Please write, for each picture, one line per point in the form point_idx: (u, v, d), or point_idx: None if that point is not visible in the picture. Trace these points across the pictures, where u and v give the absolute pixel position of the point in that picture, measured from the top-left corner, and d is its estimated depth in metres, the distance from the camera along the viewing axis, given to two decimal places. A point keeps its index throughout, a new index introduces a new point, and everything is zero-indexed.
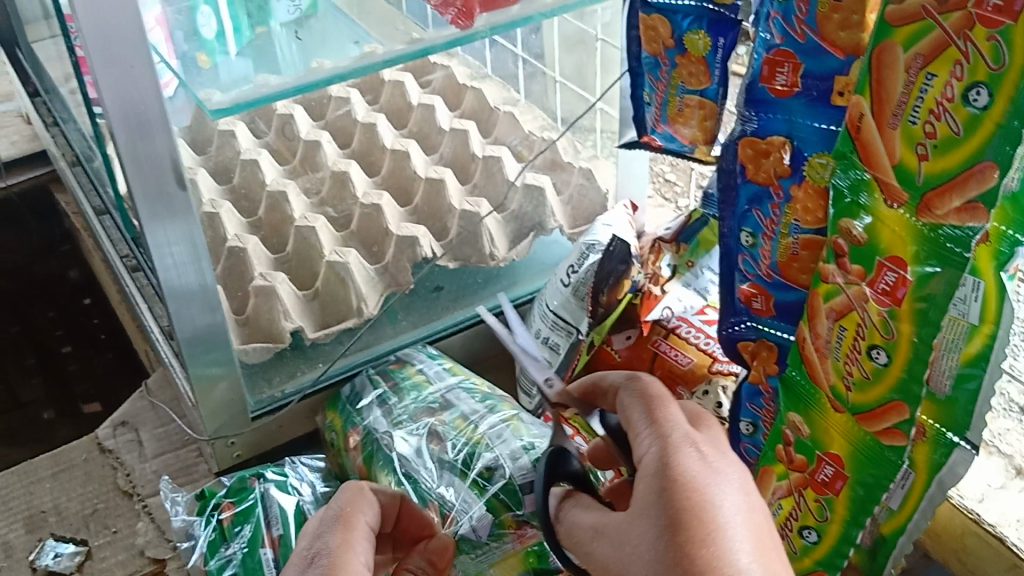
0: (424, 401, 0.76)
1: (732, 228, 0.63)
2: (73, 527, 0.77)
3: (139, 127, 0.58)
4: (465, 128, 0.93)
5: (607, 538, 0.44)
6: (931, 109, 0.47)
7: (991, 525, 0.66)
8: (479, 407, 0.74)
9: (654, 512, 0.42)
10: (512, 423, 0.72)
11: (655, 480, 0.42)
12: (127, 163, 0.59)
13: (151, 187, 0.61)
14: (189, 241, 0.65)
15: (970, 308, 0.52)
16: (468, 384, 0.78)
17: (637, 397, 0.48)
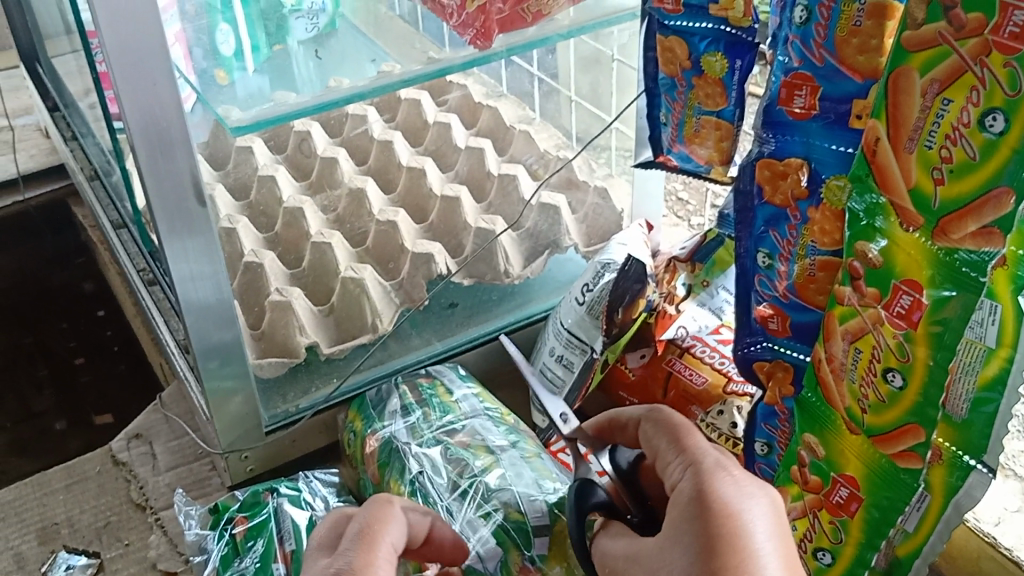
0: (446, 423, 0.74)
1: (749, 248, 0.63)
2: (86, 539, 0.77)
3: (159, 143, 0.59)
4: (480, 146, 0.94)
5: (640, 562, 0.45)
6: (947, 134, 0.48)
7: (1008, 549, 0.66)
8: (501, 438, 0.72)
9: (688, 535, 0.43)
10: (534, 458, 0.69)
11: (689, 504, 0.44)
12: (149, 180, 0.60)
13: (170, 202, 0.62)
14: (208, 257, 0.66)
15: (987, 331, 0.52)
16: (493, 413, 0.76)
17: (662, 428, 0.50)
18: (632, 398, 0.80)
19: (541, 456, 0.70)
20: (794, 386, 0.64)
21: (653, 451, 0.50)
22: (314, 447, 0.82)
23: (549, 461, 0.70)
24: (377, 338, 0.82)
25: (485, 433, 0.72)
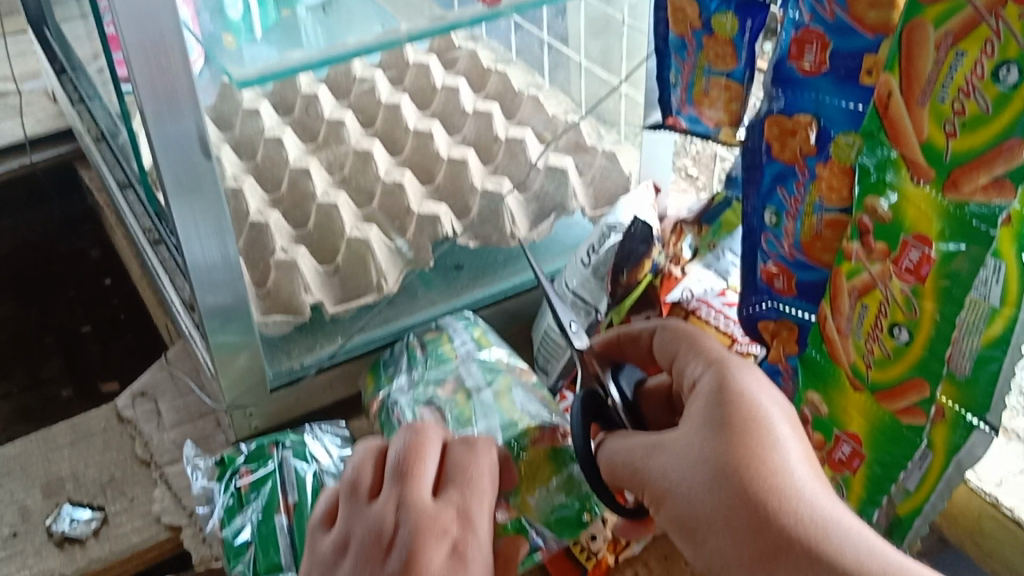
0: (437, 375, 0.73)
1: (756, 207, 0.63)
2: (90, 493, 0.78)
3: (167, 102, 0.58)
4: (489, 109, 0.94)
5: (660, 450, 0.49)
6: (960, 88, 0.47)
7: (1009, 508, 0.66)
8: (479, 379, 0.72)
9: (717, 418, 0.48)
10: (505, 400, 0.69)
11: (717, 395, 0.49)
12: (155, 139, 0.60)
13: (178, 161, 0.61)
14: (216, 215, 0.66)
15: (992, 290, 0.51)
16: (487, 359, 0.74)
17: (680, 336, 0.55)
18: None
19: (514, 396, 0.70)
20: (799, 345, 0.64)
21: (668, 360, 0.56)
22: (318, 406, 0.82)
23: (522, 399, 0.69)
24: (382, 299, 0.82)
25: (466, 378, 0.72)
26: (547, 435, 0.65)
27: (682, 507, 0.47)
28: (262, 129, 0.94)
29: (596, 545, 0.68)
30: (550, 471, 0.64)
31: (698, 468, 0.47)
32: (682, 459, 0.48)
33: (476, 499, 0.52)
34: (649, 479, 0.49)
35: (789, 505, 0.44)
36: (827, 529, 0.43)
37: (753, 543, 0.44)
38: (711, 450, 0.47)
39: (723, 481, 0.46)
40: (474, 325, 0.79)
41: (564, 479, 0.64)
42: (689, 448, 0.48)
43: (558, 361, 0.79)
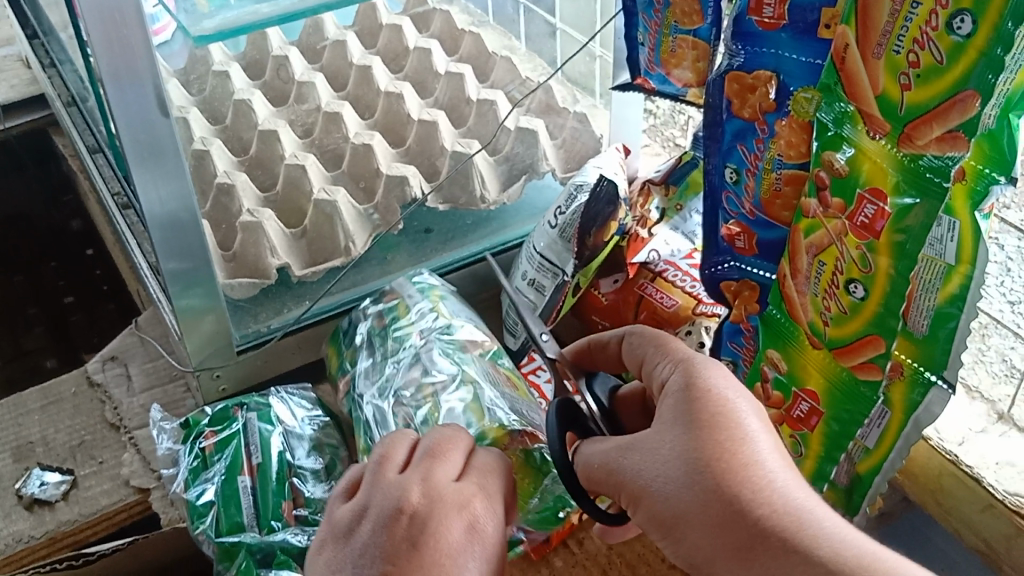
0: (398, 361, 0.71)
1: (716, 164, 0.62)
2: (60, 457, 0.78)
3: (123, 65, 0.58)
4: (461, 71, 0.93)
5: (627, 451, 0.46)
6: (915, 38, 0.47)
7: (969, 466, 0.67)
8: (443, 370, 0.68)
9: (684, 416, 0.45)
10: (471, 398, 0.65)
11: (684, 392, 0.46)
12: (115, 106, 0.59)
13: (138, 127, 0.61)
14: (180, 183, 0.65)
15: (947, 248, 0.52)
16: (447, 336, 0.72)
17: (648, 338, 0.52)
18: (605, 323, 0.80)
19: (478, 392, 0.66)
20: (761, 304, 0.64)
21: (635, 365, 0.52)
22: (287, 369, 0.82)
23: (487, 398, 0.65)
24: (349, 262, 0.81)
25: (431, 367, 0.69)
26: (515, 441, 0.62)
27: (660, 508, 0.44)
28: (232, 92, 0.93)
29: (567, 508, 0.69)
30: (532, 480, 0.62)
31: (670, 471, 0.44)
32: (651, 460, 0.45)
33: (499, 497, 0.50)
34: (621, 482, 0.46)
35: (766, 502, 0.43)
36: (809, 524, 0.42)
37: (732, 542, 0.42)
38: (683, 452, 0.44)
39: (698, 484, 0.43)
40: (429, 288, 0.77)
41: (545, 485, 0.62)
42: (659, 448, 0.45)
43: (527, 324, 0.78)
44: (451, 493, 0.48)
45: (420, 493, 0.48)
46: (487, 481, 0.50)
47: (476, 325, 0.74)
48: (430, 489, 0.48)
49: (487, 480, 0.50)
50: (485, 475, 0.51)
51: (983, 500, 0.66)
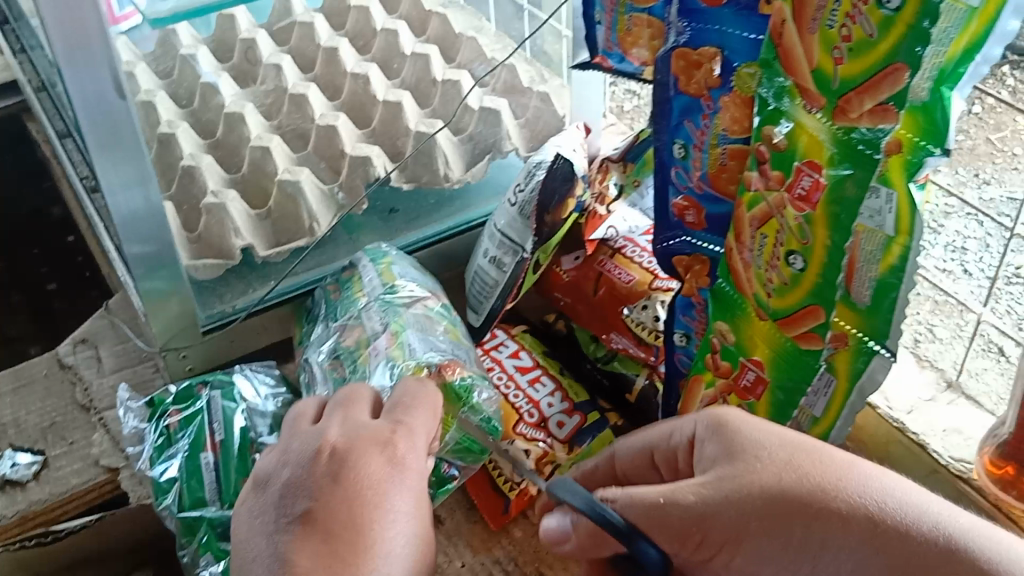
0: (342, 321, 0.75)
1: (664, 141, 0.63)
2: (31, 438, 0.79)
3: (79, 48, 0.58)
4: (427, 52, 0.93)
5: (711, 495, 0.45)
6: (848, 13, 0.48)
7: (915, 434, 0.70)
8: (377, 323, 0.72)
9: (755, 453, 0.46)
10: (396, 344, 0.69)
11: (731, 434, 0.48)
12: (72, 88, 0.59)
13: (96, 109, 0.61)
14: (139, 165, 0.66)
15: (886, 219, 0.53)
16: (389, 294, 0.74)
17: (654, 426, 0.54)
18: (565, 300, 0.81)
19: (405, 337, 0.69)
20: (711, 277, 0.66)
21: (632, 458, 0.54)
22: (252, 348, 0.84)
23: (411, 340, 0.69)
24: (313, 243, 0.83)
25: (367, 323, 0.73)
26: (432, 376, 0.66)
27: (773, 534, 0.44)
28: (200, 76, 0.93)
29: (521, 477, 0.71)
30: (447, 411, 0.66)
31: (771, 500, 0.44)
32: (743, 494, 0.45)
33: (417, 429, 0.54)
34: (713, 528, 0.45)
35: (878, 500, 0.43)
36: (935, 515, 0.42)
37: (874, 551, 0.41)
38: (778, 480, 0.45)
39: (811, 504, 0.43)
40: (381, 255, 0.79)
41: (461, 415, 0.66)
42: (748, 481, 0.45)
43: (487, 301, 0.79)
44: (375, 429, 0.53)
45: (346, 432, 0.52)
46: (405, 414, 0.55)
47: (416, 281, 0.77)
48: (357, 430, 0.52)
49: (404, 413, 0.55)
50: (403, 409, 0.55)
51: (927, 466, 0.69)
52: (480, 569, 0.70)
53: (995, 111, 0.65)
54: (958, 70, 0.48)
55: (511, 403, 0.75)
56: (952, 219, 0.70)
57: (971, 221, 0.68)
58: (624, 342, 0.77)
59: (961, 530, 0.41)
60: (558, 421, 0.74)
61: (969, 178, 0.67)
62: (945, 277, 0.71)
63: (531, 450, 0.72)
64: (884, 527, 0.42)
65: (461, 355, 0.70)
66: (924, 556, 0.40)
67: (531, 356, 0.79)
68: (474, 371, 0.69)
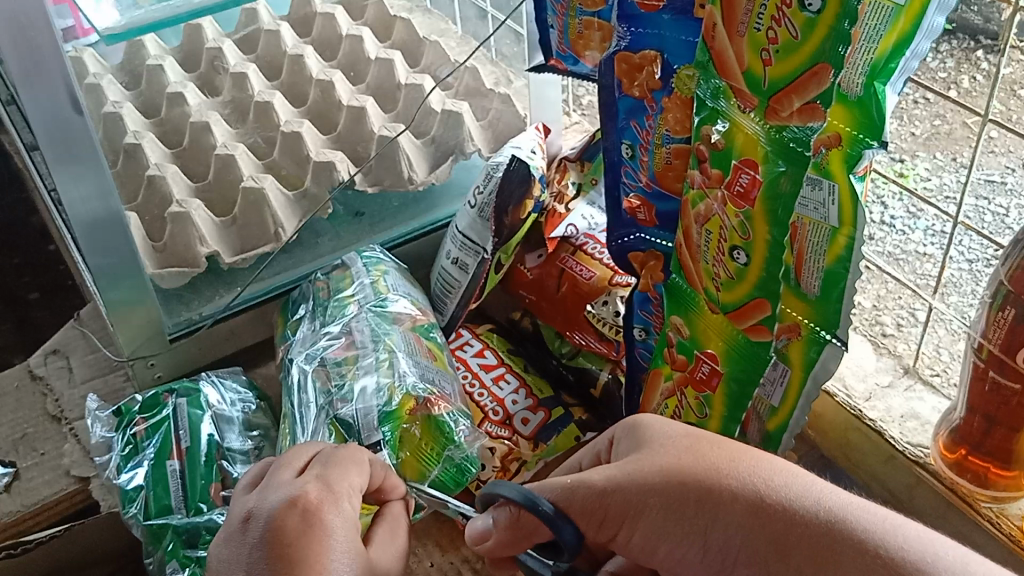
0: (333, 331, 0.74)
1: (613, 142, 0.65)
2: (3, 450, 0.79)
3: (31, 57, 0.57)
4: (391, 57, 0.94)
5: (616, 474, 0.48)
6: (773, 16, 0.51)
7: (872, 420, 0.70)
8: (367, 339, 0.72)
9: (660, 441, 0.49)
10: (387, 362, 0.70)
11: (643, 429, 0.51)
12: (27, 100, 0.59)
13: (52, 122, 0.61)
14: (97, 178, 0.65)
15: (829, 211, 0.53)
16: (381, 309, 0.75)
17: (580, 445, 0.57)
18: (530, 297, 0.82)
19: (393, 358, 0.70)
20: (665, 273, 0.67)
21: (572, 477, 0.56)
22: (221, 354, 0.84)
23: (401, 363, 0.70)
24: (279, 248, 0.83)
25: (358, 337, 0.73)
26: (419, 407, 0.67)
27: (671, 509, 0.46)
28: (167, 85, 0.93)
29: (485, 475, 0.72)
30: (430, 442, 0.67)
31: (668, 478, 0.47)
32: (643, 475, 0.47)
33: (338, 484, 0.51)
34: (615, 506, 0.47)
35: (766, 478, 0.45)
36: (819, 493, 0.44)
37: (756, 528, 0.44)
38: (679, 462, 0.47)
39: (704, 481, 0.46)
40: (375, 263, 0.80)
41: (445, 451, 0.67)
42: (651, 464, 0.48)
43: (451, 301, 0.80)
44: (308, 492, 0.50)
45: (281, 498, 0.49)
46: (332, 472, 0.52)
47: (408, 296, 0.78)
48: (292, 494, 0.49)
49: (330, 470, 0.52)
50: (329, 466, 0.53)
51: (885, 451, 0.69)
52: (449, 567, 0.71)
53: (970, 96, 0.61)
54: (889, 66, 0.48)
55: (476, 401, 0.76)
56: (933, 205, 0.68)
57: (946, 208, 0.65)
58: (586, 337, 0.79)
59: (842, 505, 0.43)
60: (523, 417, 0.75)
61: (948, 162, 0.65)
62: (923, 262, 0.69)
63: (497, 447, 0.73)
64: (770, 505, 0.44)
65: (448, 388, 0.71)
66: (807, 526, 0.43)
67: (497, 357, 0.80)
68: (460, 407, 0.70)
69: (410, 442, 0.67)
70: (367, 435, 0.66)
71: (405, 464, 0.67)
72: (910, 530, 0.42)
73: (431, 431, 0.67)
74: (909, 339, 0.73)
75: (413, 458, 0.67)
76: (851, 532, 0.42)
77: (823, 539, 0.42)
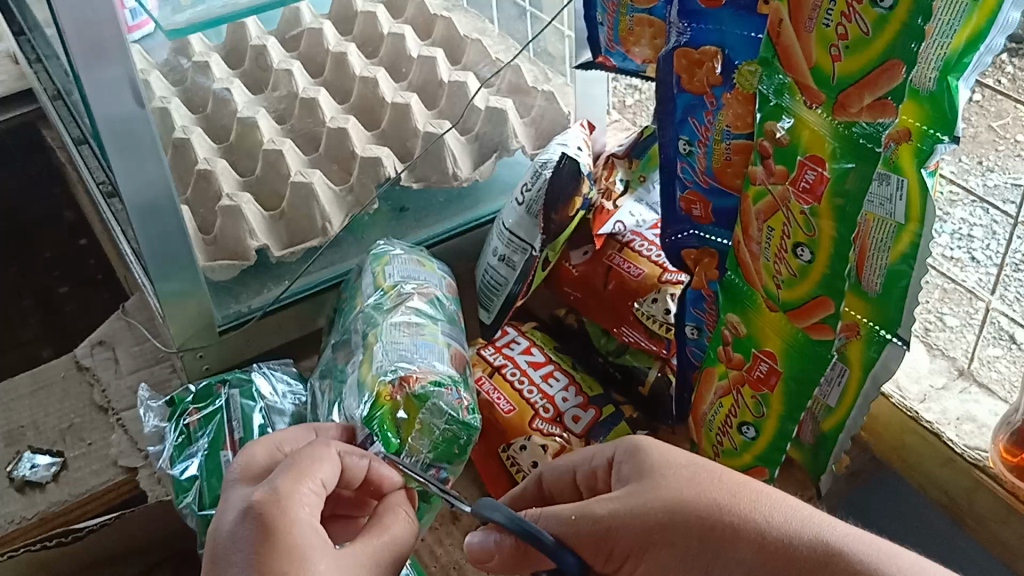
0: (342, 338, 0.75)
1: (670, 137, 0.64)
2: (50, 439, 0.80)
3: (96, 51, 0.58)
4: (433, 54, 0.93)
5: (619, 509, 0.47)
6: (843, 12, 0.51)
7: (929, 423, 0.70)
8: (361, 336, 0.72)
9: (664, 473, 0.49)
10: (367, 359, 0.68)
11: (644, 456, 0.50)
12: (92, 92, 0.60)
13: (115, 114, 0.61)
14: (158, 169, 0.66)
15: (897, 207, 0.54)
16: (377, 300, 0.73)
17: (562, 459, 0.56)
18: (576, 294, 0.82)
19: (382, 348, 0.68)
20: (719, 270, 0.67)
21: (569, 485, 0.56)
22: (268, 346, 0.84)
23: (389, 349, 0.68)
24: (326, 243, 0.83)
25: (355, 337, 0.72)
26: (396, 390, 0.65)
27: (671, 545, 0.45)
28: (211, 82, 0.93)
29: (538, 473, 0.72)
30: (414, 416, 0.65)
31: (672, 512, 0.46)
32: (648, 509, 0.46)
33: (296, 482, 0.50)
34: (619, 540, 0.46)
35: (766, 514, 0.45)
36: (816, 525, 0.44)
37: (762, 564, 0.43)
38: (680, 496, 0.46)
39: (707, 516, 0.45)
40: (380, 255, 0.78)
41: (424, 420, 0.65)
42: (653, 498, 0.47)
43: (498, 298, 0.80)
44: (255, 497, 0.49)
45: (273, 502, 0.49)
46: (287, 473, 0.51)
47: (414, 280, 0.76)
48: (243, 506, 0.49)
49: (283, 473, 0.51)
50: (288, 468, 0.51)
51: (944, 455, 0.69)
52: None
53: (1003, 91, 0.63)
54: (962, 61, 0.49)
55: (525, 399, 0.75)
56: (958, 208, 0.69)
57: (976, 209, 0.68)
58: (635, 335, 0.78)
59: (837, 536, 0.43)
60: (574, 415, 0.75)
61: (973, 166, 0.67)
62: (951, 266, 0.70)
63: (548, 444, 0.72)
64: (771, 542, 0.43)
65: (432, 358, 0.68)
66: (807, 564, 0.42)
67: (539, 354, 0.79)
68: (443, 372, 0.67)
69: (402, 426, 0.65)
70: (356, 432, 0.64)
71: (403, 443, 0.65)
72: (905, 559, 0.42)
73: (412, 408, 0.65)
74: (942, 343, 0.74)
75: (408, 436, 0.65)
76: (848, 565, 0.42)
77: None
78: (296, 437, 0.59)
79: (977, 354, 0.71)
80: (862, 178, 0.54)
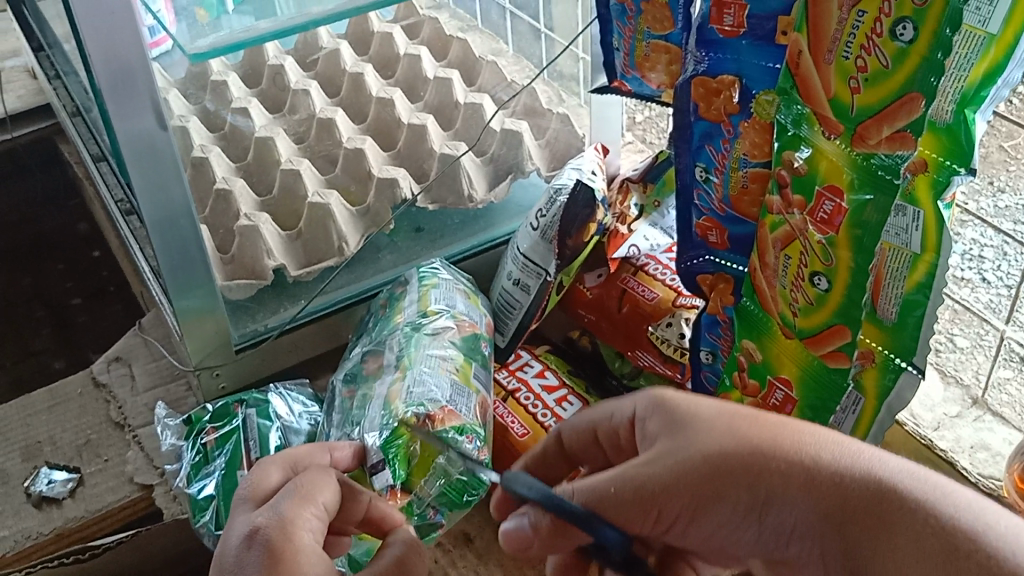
0: (367, 350, 0.76)
1: (686, 163, 0.65)
2: (67, 455, 0.80)
3: (121, 76, 0.59)
4: (448, 75, 0.94)
5: (657, 468, 0.45)
6: (863, 44, 0.51)
7: (943, 451, 0.70)
8: (393, 354, 0.73)
9: (697, 423, 0.47)
10: (397, 383, 0.69)
11: (671, 409, 0.48)
12: (116, 114, 0.61)
13: (138, 136, 0.62)
14: (179, 189, 0.67)
15: (912, 237, 0.54)
16: (417, 320, 0.75)
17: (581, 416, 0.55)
18: (590, 317, 0.82)
19: (410, 376, 0.69)
20: (735, 296, 0.67)
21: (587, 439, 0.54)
22: (284, 365, 0.85)
23: (419, 378, 0.68)
24: (343, 262, 0.84)
25: (387, 352, 0.73)
26: (419, 425, 0.65)
27: (716, 494, 0.44)
28: (229, 101, 0.94)
29: None
30: (430, 455, 0.65)
31: (715, 464, 0.44)
32: (688, 464, 0.45)
33: (299, 506, 0.51)
34: (663, 501, 0.45)
35: (814, 453, 0.43)
36: (868, 462, 0.42)
37: (819, 509, 0.42)
38: (720, 448, 0.45)
39: (751, 461, 0.44)
40: (428, 276, 0.79)
41: (439, 466, 0.65)
42: (692, 453, 0.45)
43: (513, 321, 0.80)
44: (260, 522, 0.49)
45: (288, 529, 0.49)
46: (291, 498, 0.51)
47: (456, 311, 0.76)
48: (249, 530, 0.49)
49: (287, 497, 0.51)
50: (291, 491, 0.52)
51: (957, 483, 0.69)
52: None
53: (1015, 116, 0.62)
54: (980, 94, 0.49)
55: (539, 422, 0.76)
56: (968, 228, 0.69)
57: (986, 231, 0.67)
58: (649, 359, 0.79)
59: (891, 472, 0.41)
60: None
61: (984, 187, 0.67)
62: (962, 287, 0.71)
63: None
64: (825, 483, 0.42)
65: (459, 402, 0.68)
66: (863, 501, 0.41)
67: (557, 377, 0.80)
68: (468, 419, 0.67)
69: (414, 459, 0.65)
70: (368, 454, 0.65)
71: (412, 481, 0.65)
72: (962, 497, 0.40)
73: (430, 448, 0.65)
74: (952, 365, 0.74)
75: (419, 474, 0.65)
76: (908, 500, 0.40)
77: (880, 512, 0.40)
78: (309, 458, 0.59)
79: (989, 378, 0.71)
80: (886, 208, 0.54)
